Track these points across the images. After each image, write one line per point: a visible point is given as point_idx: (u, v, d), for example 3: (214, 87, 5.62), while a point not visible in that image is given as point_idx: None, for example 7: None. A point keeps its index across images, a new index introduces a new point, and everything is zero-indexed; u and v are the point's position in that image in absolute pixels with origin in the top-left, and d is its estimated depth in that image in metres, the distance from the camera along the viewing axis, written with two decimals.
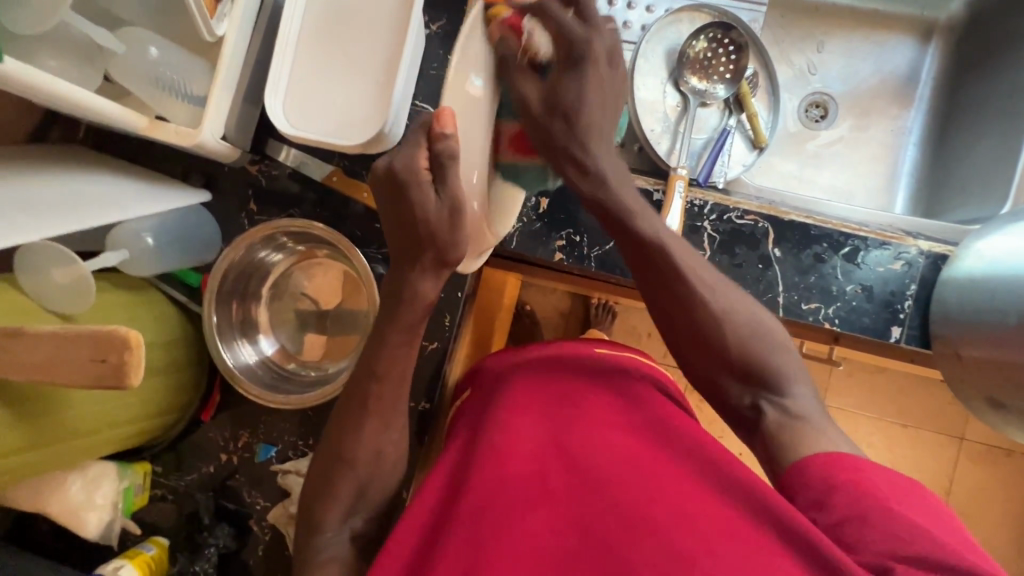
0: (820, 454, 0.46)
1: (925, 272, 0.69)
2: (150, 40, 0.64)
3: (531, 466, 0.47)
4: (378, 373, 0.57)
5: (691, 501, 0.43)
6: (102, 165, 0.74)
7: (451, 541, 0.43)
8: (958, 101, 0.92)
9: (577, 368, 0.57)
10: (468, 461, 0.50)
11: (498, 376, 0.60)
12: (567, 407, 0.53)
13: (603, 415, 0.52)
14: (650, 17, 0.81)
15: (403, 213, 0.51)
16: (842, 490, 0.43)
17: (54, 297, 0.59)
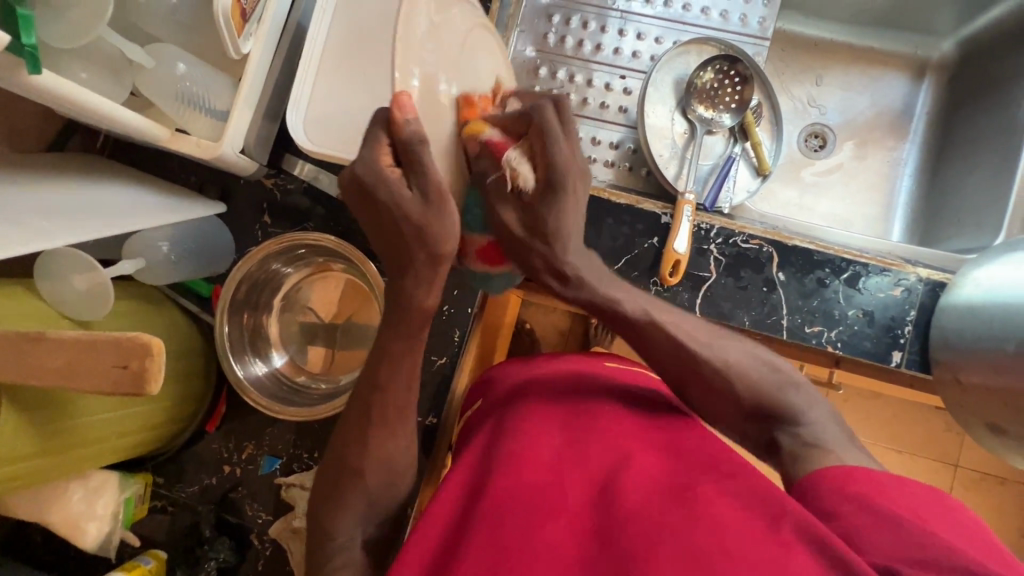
0: (835, 468, 0.48)
1: (924, 298, 0.71)
2: (178, 56, 0.66)
3: (549, 476, 0.50)
4: (392, 384, 0.58)
5: (706, 505, 0.45)
6: (121, 176, 0.76)
7: (471, 542, 0.45)
8: (950, 135, 0.95)
9: (593, 391, 0.61)
10: (489, 470, 0.52)
11: (514, 386, 0.64)
12: (583, 419, 0.56)
13: (619, 428, 0.55)
14: (659, 48, 0.84)
15: (381, 217, 0.51)
16: (855, 502, 0.44)
17: (73, 303, 0.59)
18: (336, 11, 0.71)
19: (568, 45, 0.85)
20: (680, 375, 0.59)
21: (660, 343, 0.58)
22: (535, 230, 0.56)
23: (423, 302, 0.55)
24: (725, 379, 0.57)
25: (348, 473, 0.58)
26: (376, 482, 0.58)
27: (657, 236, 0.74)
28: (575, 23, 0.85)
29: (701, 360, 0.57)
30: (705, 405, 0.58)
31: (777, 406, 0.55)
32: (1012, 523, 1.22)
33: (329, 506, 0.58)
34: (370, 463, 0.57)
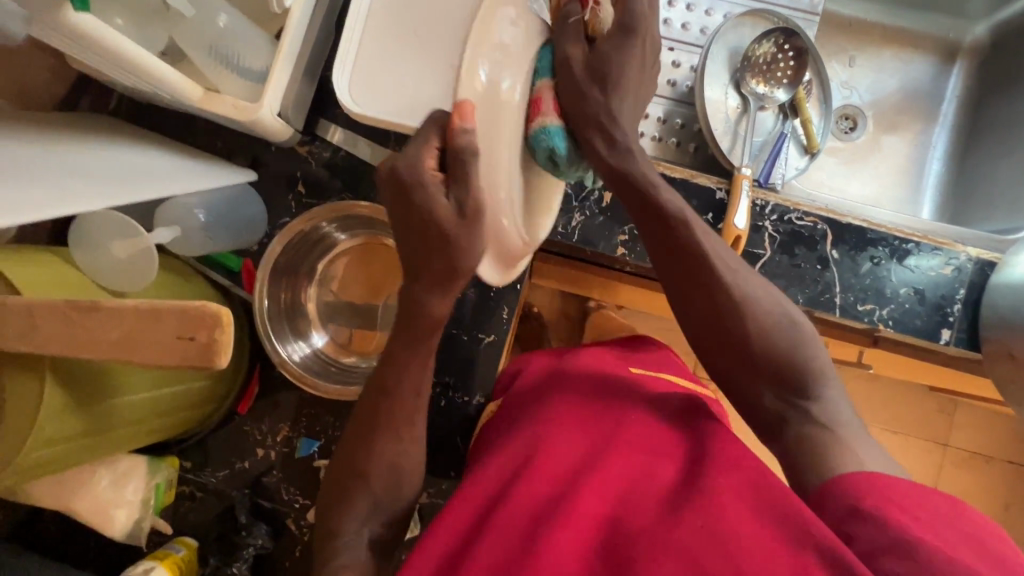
0: (851, 474, 0.47)
1: (973, 277, 0.72)
2: (221, 6, 0.60)
3: (561, 485, 0.49)
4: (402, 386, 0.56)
5: (721, 518, 0.44)
6: (143, 139, 0.70)
7: (481, 548, 0.46)
8: (979, 119, 0.96)
9: (617, 395, 0.58)
10: (502, 479, 0.51)
11: (536, 384, 0.63)
12: (601, 424, 0.55)
13: (638, 432, 0.54)
14: (709, 21, 0.82)
15: (409, 219, 0.48)
16: (870, 518, 0.43)
17: (110, 274, 0.55)
18: None
19: None
20: (712, 331, 0.56)
21: (706, 284, 0.55)
22: (599, 78, 0.52)
23: (435, 313, 0.53)
24: (759, 336, 0.54)
25: (354, 480, 0.56)
26: (381, 485, 0.56)
27: (712, 213, 0.72)
28: None
29: (744, 313, 0.54)
30: (718, 360, 0.56)
31: (791, 371, 0.53)
32: (1000, 500, 1.27)
33: (340, 511, 0.55)
34: (376, 464, 0.56)
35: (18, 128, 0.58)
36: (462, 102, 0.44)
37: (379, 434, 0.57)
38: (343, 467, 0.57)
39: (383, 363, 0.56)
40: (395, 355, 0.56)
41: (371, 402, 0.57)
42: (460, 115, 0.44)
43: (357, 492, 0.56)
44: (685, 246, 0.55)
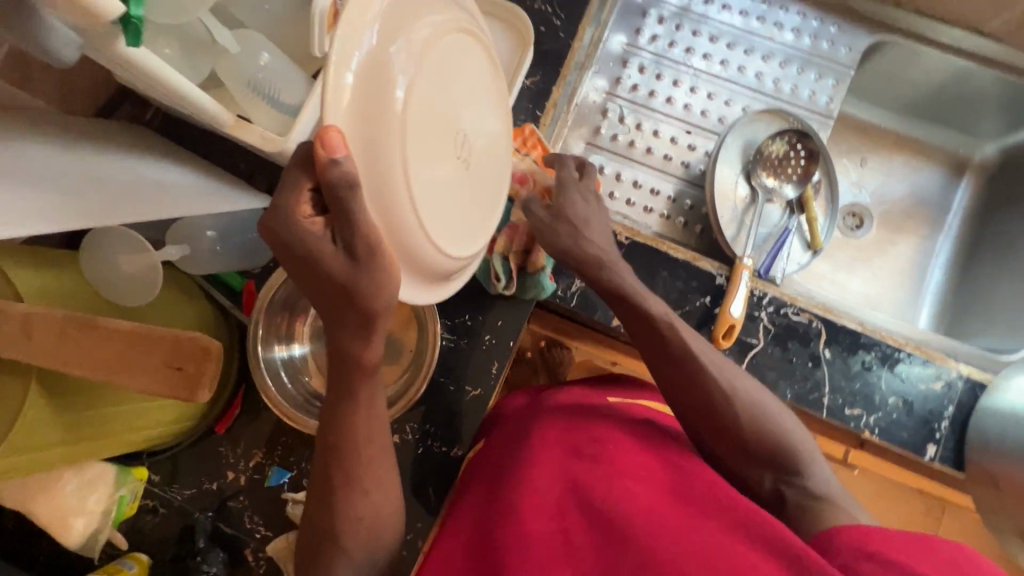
0: (853, 529, 0.45)
1: (963, 395, 0.72)
2: (263, 45, 0.63)
3: (551, 526, 0.49)
4: (339, 438, 0.53)
5: (720, 556, 0.42)
6: (169, 154, 0.72)
7: None
8: (983, 234, 0.98)
9: (600, 427, 0.57)
10: (491, 524, 0.51)
11: (519, 422, 0.63)
12: (584, 458, 0.53)
13: (623, 464, 0.52)
14: (728, 111, 0.85)
15: (308, 270, 0.44)
16: (871, 561, 0.41)
17: (116, 288, 0.56)
18: None
19: (639, 93, 0.84)
20: (697, 412, 0.56)
21: (684, 365, 0.56)
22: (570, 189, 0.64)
23: (362, 357, 0.50)
24: (736, 416, 0.55)
25: (328, 542, 0.53)
26: (357, 545, 0.54)
27: (711, 296, 0.73)
28: (648, 72, 0.84)
29: (721, 391, 0.55)
30: (713, 443, 0.56)
31: (784, 455, 0.54)
32: None
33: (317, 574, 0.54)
34: (349, 528, 0.53)
35: (50, 133, 0.60)
36: (324, 131, 0.38)
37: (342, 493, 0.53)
38: (311, 527, 0.54)
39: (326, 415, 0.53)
40: (337, 405, 0.52)
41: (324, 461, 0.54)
42: (324, 146, 0.38)
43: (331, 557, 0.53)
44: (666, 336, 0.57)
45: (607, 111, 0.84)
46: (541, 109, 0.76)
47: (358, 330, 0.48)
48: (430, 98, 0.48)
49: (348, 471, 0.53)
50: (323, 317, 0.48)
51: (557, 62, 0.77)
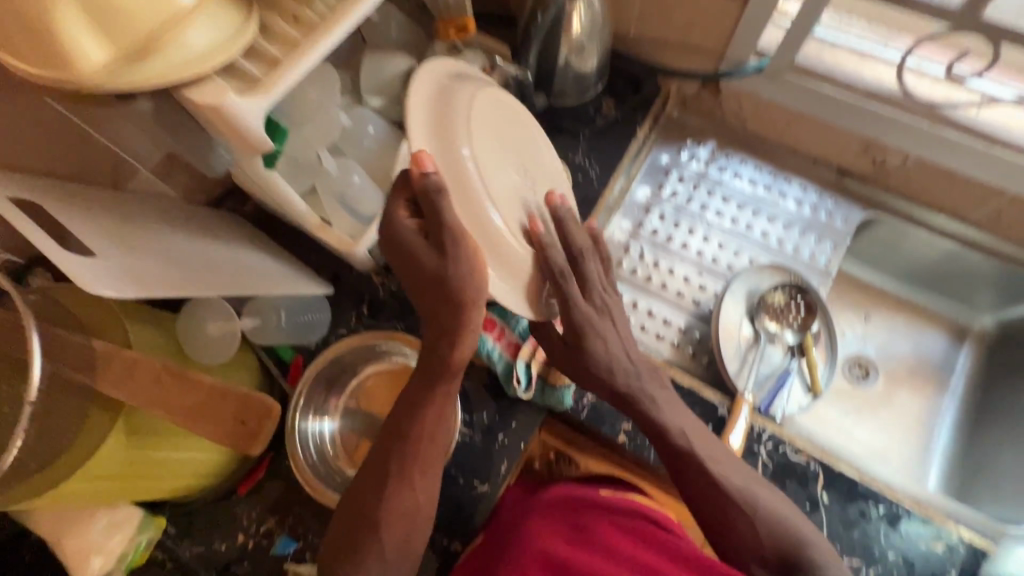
0: None
1: (965, 560, 0.72)
2: (356, 170, 0.79)
3: None
4: (410, 426, 0.64)
5: None
6: (257, 241, 0.87)
7: None
8: (987, 401, 1.02)
9: (590, 507, 0.68)
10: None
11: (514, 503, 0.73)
12: (581, 536, 0.65)
13: (614, 540, 0.65)
14: (736, 260, 0.96)
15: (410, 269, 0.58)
16: None
17: (200, 346, 0.67)
18: None
19: (658, 236, 0.97)
20: (704, 498, 0.64)
21: (707, 477, 0.64)
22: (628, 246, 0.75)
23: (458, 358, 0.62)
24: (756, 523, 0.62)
25: (368, 529, 0.61)
26: (391, 535, 0.61)
27: (712, 425, 0.79)
28: (667, 220, 0.98)
29: (740, 502, 0.63)
30: (717, 533, 0.64)
31: (783, 541, 0.62)
32: None
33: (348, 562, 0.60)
34: (389, 517, 0.62)
35: (171, 222, 0.74)
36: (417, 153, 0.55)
37: (388, 484, 0.63)
38: (354, 515, 0.62)
39: (402, 414, 0.64)
40: (413, 403, 0.65)
41: (382, 449, 0.65)
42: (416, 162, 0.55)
43: (367, 541, 0.61)
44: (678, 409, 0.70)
45: (629, 248, 0.96)
46: None
47: (449, 338, 0.60)
48: (495, 149, 0.64)
49: (404, 462, 0.63)
50: (427, 338, 0.62)
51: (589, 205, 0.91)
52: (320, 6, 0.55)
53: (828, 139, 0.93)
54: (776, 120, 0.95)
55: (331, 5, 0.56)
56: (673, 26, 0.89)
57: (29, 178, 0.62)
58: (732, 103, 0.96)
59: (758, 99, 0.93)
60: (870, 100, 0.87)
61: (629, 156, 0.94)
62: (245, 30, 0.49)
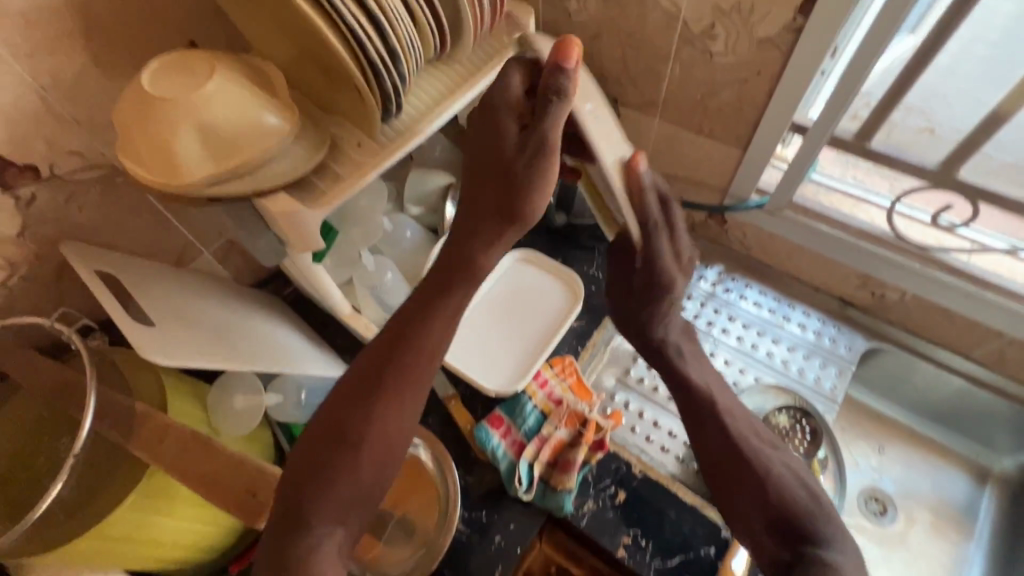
0: None
1: None
2: (391, 267, 0.89)
3: None
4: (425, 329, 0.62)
5: None
6: (292, 321, 0.94)
7: None
8: (1017, 553, 0.95)
9: None
10: None
11: None
12: None
13: None
14: (742, 377, 0.99)
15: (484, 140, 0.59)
16: None
17: (224, 415, 0.71)
18: (506, 270, 0.95)
19: None
20: (714, 449, 0.67)
21: (733, 436, 0.67)
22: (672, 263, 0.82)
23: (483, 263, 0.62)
24: (773, 491, 0.63)
25: (344, 449, 0.57)
26: (370, 457, 0.58)
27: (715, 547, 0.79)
28: None
29: (762, 469, 0.64)
30: (725, 489, 0.66)
31: (791, 513, 0.61)
32: None
33: (313, 480, 0.56)
34: (370, 440, 0.58)
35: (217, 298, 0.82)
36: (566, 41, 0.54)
37: (372, 404, 0.59)
38: (332, 428, 0.58)
39: (414, 312, 0.63)
40: (428, 302, 0.63)
41: (367, 367, 0.61)
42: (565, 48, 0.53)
43: (342, 461, 0.57)
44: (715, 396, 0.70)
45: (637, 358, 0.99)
46: (582, 345, 0.96)
47: (484, 233, 0.60)
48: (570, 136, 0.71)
49: (407, 380, 0.60)
50: (459, 231, 0.62)
51: (599, 314, 0.98)
52: (383, 135, 0.66)
53: (829, 271, 0.99)
54: (778, 249, 1.02)
55: (392, 136, 0.67)
56: (681, 164, 1.00)
57: (109, 254, 0.72)
58: (736, 232, 1.04)
59: (760, 231, 1.01)
60: (864, 242, 0.93)
61: None
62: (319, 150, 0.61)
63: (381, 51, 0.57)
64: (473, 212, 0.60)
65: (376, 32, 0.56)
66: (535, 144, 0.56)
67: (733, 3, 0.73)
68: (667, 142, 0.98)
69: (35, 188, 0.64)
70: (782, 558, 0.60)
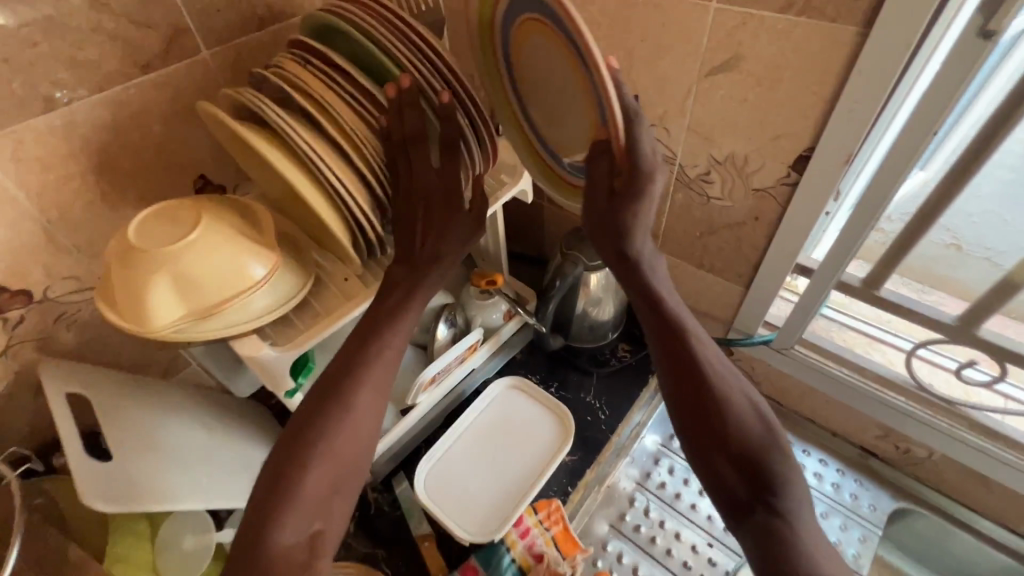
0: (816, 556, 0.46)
1: None
2: None
3: None
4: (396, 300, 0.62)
5: None
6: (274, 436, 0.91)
7: None
8: None
9: None
10: None
11: None
12: None
13: None
14: None
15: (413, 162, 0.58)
16: None
17: (168, 559, 0.66)
18: (495, 398, 0.92)
19: (666, 491, 0.93)
20: (675, 368, 0.54)
21: (686, 354, 0.54)
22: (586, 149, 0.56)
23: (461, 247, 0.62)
24: (733, 421, 0.51)
25: (335, 403, 0.57)
26: (356, 420, 0.57)
27: None
28: (677, 474, 0.95)
29: (718, 393, 0.52)
30: (689, 428, 0.52)
31: (758, 451, 0.50)
32: None
33: (294, 464, 0.53)
34: (364, 395, 0.58)
35: (193, 409, 0.79)
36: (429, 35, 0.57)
37: (350, 386, 0.58)
38: (310, 416, 0.56)
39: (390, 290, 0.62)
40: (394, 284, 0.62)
41: (346, 361, 0.60)
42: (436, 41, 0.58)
43: (333, 412, 0.56)
44: (671, 314, 0.56)
45: (635, 501, 0.92)
46: (573, 486, 0.86)
47: (444, 204, 0.60)
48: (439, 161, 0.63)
49: (381, 342, 0.61)
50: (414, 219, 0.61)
51: (595, 448, 0.90)
52: (368, 273, 0.67)
53: (846, 415, 0.92)
54: (790, 387, 0.96)
55: (376, 275, 0.67)
56: (684, 293, 0.97)
57: (89, 369, 0.71)
58: (745, 365, 0.99)
59: (769, 367, 0.96)
60: (884, 390, 0.86)
61: (641, 400, 0.96)
62: (299, 291, 0.62)
63: (368, 211, 0.59)
64: (425, 221, 0.60)
65: (363, 196, 0.59)
66: (480, 114, 0.60)
67: (726, 155, 0.74)
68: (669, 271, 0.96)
69: (24, 311, 0.65)
70: (745, 502, 0.49)
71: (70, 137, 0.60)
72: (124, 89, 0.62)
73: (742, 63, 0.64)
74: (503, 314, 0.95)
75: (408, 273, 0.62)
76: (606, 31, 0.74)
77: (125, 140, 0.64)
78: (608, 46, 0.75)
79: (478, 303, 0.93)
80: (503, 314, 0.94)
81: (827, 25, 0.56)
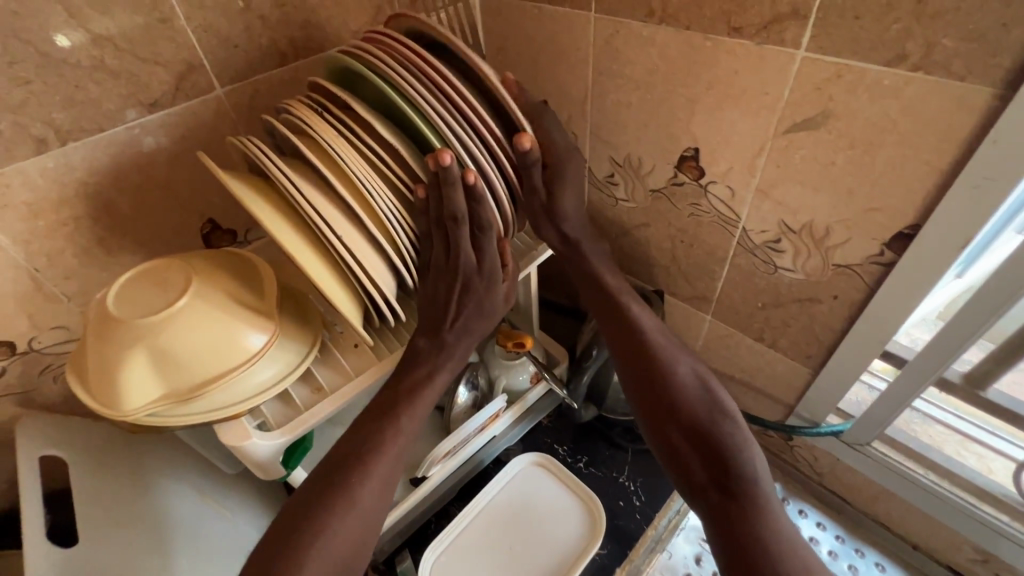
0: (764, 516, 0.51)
1: None
2: None
3: None
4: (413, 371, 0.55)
5: None
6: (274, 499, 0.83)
7: None
8: None
9: None
10: None
11: None
12: None
13: None
14: None
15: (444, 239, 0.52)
16: None
17: None
18: (517, 475, 0.82)
19: None
20: (621, 344, 0.62)
21: (635, 336, 0.61)
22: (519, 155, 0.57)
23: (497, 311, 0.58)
24: (680, 396, 0.57)
25: (348, 472, 0.50)
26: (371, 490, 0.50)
27: None
28: None
29: (661, 364, 0.59)
30: (639, 394, 0.59)
31: (703, 419, 0.56)
32: None
33: (289, 559, 0.45)
34: (381, 460, 0.51)
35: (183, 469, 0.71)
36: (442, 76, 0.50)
37: (354, 473, 0.50)
38: (305, 506, 0.48)
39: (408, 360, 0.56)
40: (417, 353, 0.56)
41: (350, 445, 0.52)
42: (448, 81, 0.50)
43: (342, 486, 0.49)
44: (616, 297, 0.64)
45: None
46: None
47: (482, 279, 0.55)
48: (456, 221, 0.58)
49: (396, 406, 0.54)
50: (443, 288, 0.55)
51: (628, 539, 0.78)
52: (382, 344, 0.59)
53: (932, 528, 0.78)
54: (862, 486, 0.82)
55: (393, 346, 0.59)
56: (737, 367, 0.85)
57: (75, 425, 0.65)
58: (806, 453, 0.87)
59: (837, 460, 0.83)
60: (982, 505, 0.71)
61: None
62: (301, 365, 0.53)
63: (384, 290, 0.52)
64: (457, 300, 0.55)
65: (379, 271, 0.51)
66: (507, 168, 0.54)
67: (802, 223, 0.63)
68: (722, 342, 0.84)
69: (6, 362, 0.59)
70: (692, 460, 0.55)
71: (65, 180, 0.54)
72: (128, 128, 0.56)
73: (832, 121, 0.54)
74: (531, 376, 0.84)
75: (429, 348, 0.56)
76: (665, 75, 0.64)
77: (128, 181, 0.59)
78: (667, 92, 0.66)
79: (503, 363, 0.83)
80: (531, 376, 0.83)
81: (950, 83, 0.45)
